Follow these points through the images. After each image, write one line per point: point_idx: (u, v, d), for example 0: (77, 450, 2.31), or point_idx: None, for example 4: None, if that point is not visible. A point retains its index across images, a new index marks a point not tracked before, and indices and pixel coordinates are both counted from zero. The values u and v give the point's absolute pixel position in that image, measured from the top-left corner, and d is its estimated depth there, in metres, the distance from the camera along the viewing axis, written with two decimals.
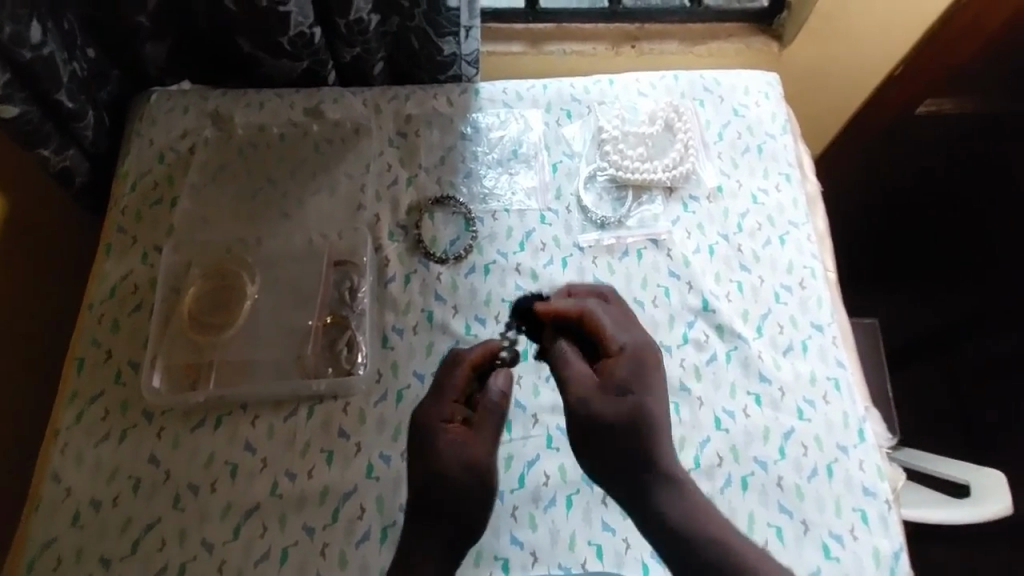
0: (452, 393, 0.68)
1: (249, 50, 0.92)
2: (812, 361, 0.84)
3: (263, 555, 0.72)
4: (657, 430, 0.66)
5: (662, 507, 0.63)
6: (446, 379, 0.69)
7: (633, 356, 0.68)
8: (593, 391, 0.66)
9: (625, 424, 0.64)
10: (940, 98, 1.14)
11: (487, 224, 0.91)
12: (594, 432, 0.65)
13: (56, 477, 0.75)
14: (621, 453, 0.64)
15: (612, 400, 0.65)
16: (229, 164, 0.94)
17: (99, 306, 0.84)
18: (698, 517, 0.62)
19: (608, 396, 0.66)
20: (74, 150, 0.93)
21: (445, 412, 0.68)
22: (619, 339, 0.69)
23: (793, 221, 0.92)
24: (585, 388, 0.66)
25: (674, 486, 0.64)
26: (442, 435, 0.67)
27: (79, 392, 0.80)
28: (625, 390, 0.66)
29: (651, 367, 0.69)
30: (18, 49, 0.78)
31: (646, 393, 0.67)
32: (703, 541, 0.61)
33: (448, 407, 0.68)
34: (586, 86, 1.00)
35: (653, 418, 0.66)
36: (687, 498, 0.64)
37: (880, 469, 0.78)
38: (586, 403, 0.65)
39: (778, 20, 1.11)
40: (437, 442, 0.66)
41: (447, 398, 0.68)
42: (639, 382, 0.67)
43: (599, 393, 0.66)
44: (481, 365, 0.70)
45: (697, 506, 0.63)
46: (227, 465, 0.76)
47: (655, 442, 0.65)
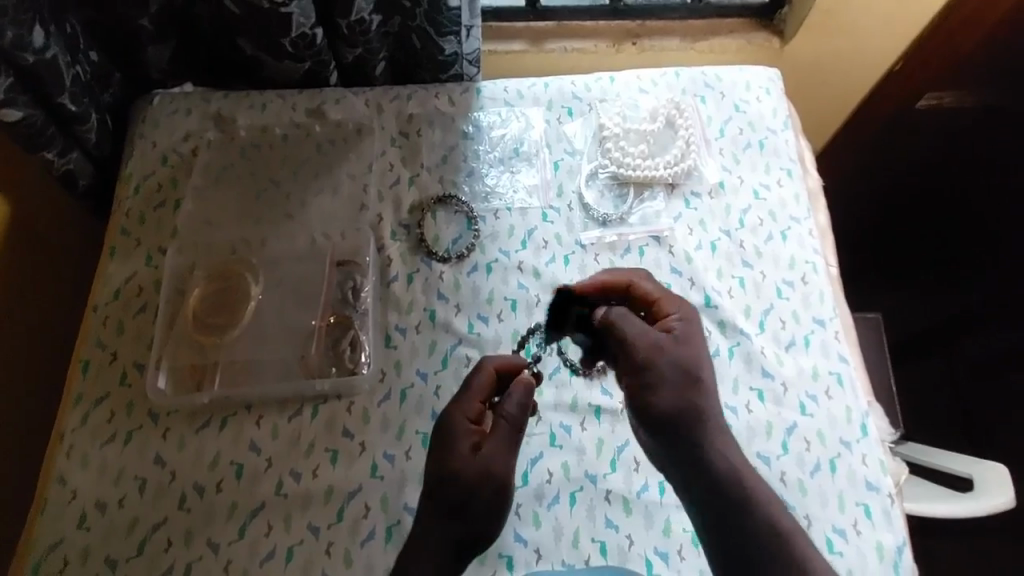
0: (478, 394, 0.69)
1: (251, 51, 0.92)
2: (815, 356, 0.84)
3: (269, 554, 0.73)
4: (710, 392, 0.65)
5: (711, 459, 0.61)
6: (469, 382, 0.71)
7: (685, 323, 0.70)
8: (654, 343, 0.66)
9: (680, 378, 0.64)
10: (938, 90, 1.13)
11: (489, 223, 0.91)
12: (649, 382, 0.63)
13: (63, 479, 0.76)
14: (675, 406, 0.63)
15: (670, 352, 0.65)
16: (232, 166, 0.94)
17: (104, 309, 0.85)
18: (749, 479, 0.60)
19: (665, 350, 0.65)
20: (77, 153, 0.93)
21: (470, 411, 0.69)
22: (674, 309, 0.71)
23: (795, 216, 0.92)
24: (643, 337, 0.65)
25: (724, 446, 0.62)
26: (467, 437, 0.66)
27: (84, 394, 0.80)
28: (681, 347, 0.67)
29: (702, 335, 0.70)
30: (21, 53, 0.78)
31: (701, 356, 0.67)
32: (753, 502, 0.58)
33: (474, 408, 0.69)
34: (587, 84, 1.00)
35: (707, 378, 0.65)
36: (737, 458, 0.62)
37: (883, 463, 0.78)
38: (645, 350, 0.65)
39: (779, 15, 1.11)
40: (460, 443, 0.66)
41: (472, 399, 0.69)
42: (693, 345, 0.68)
43: (659, 345, 0.65)
44: (503, 370, 0.73)
45: (747, 468, 0.61)
46: (232, 465, 0.77)
47: (708, 402, 0.64)
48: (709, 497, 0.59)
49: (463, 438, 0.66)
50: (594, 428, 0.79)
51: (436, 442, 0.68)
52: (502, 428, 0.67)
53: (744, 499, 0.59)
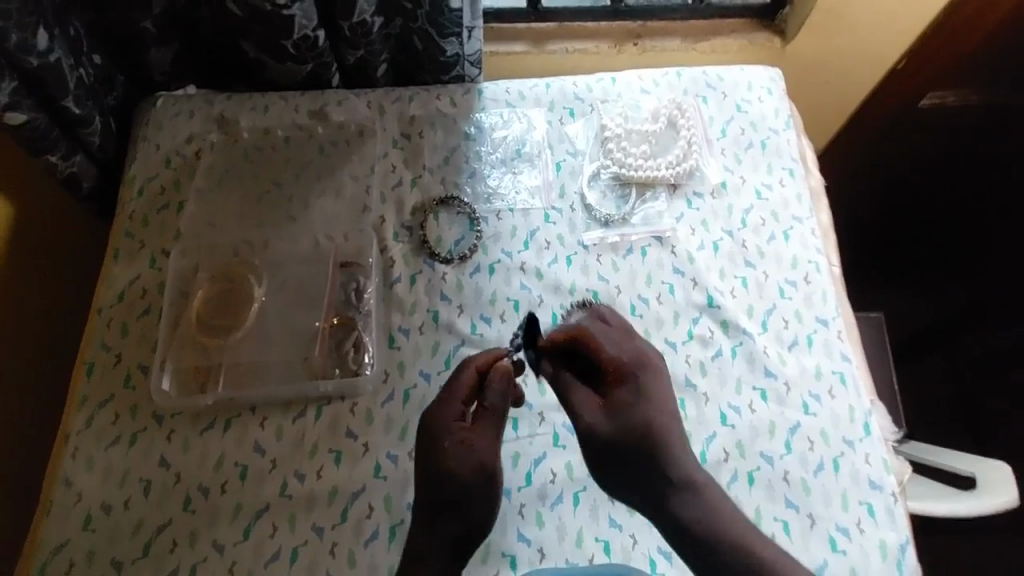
0: (461, 393, 0.68)
1: (254, 53, 0.93)
2: (818, 355, 0.84)
3: (273, 555, 0.73)
4: (670, 445, 0.67)
5: (677, 514, 0.64)
6: (452, 383, 0.69)
7: (633, 373, 0.70)
8: (600, 419, 0.68)
9: (636, 441, 0.66)
10: (941, 90, 1.13)
11: (492, 224, 0.91)
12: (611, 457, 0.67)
13: (67, 481, 0.76)
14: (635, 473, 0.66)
15: (615, 420, 0.67)
16: (234, 168, 0.94)
17: (108, 311, 0.85)
18: (719, 522, 0.63)
19: (613, 420, 0.68)
20: (81, 156, 0.93)
21: (451, 413, 0.68)
22: (620, 357, 0.71)
23: (797, 216, 0.92)
24: (590, 416, 0.68)
25: (690, 493, 0.65)
26: (451, 435, 0.67)
27: (88, 396, 0.80)
28: (626, 412, 0.68)
29: (648, 382, 0.70)
30: (26, 57, 0.79)
31: (651, 408, 0.68)
32: (726, 549, 0.62)
33: (456, 408, 0.68)
34: (589, 85, 1.00)
35: (660, 433, 0.67)
36: (705, 504, 0.64)
37: (886, 462, 0.78)
38: (596, 432, 0.67)
39: (781, 14, 1.11)
40: (446, 441, 0.66)
41: (456, 399, 0.68)
42: (642, 400, 0.69)
43: (603, 419, 0.68)
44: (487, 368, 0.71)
45: (719, 509, 0.64)
46: (236, 467, 0.77)
47: (667, 458, 0.66)
48: (689, 550, 0.64)
49: (448, 435, 0.67)
50: None
51: (424, 441, 0.68)
52: (488, 419, 0.68)
53: (717, 547, 0.62)
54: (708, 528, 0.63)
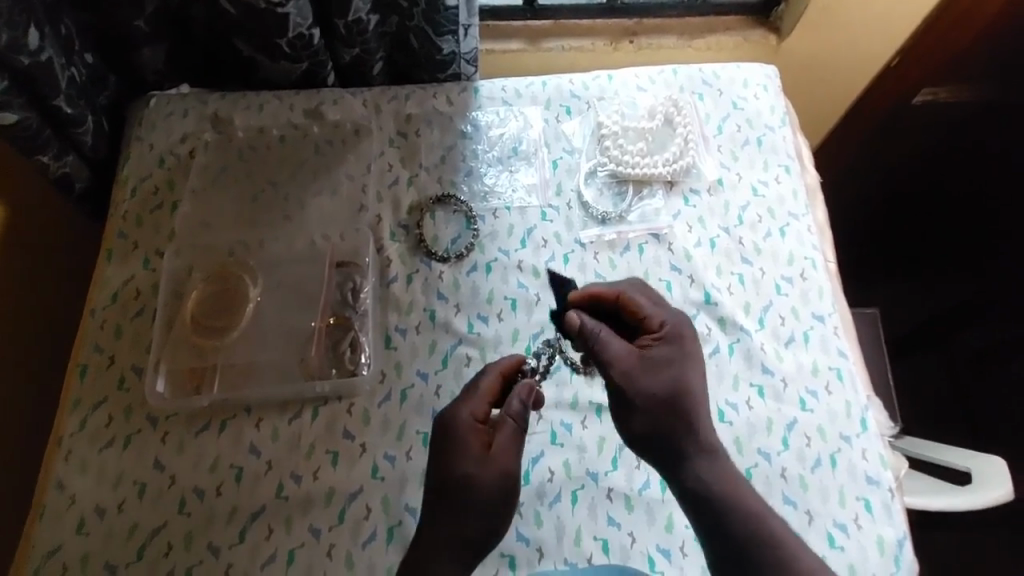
0: (485, 396, 0.68)
1: (248, 52, 0.92)
2: (815, 351, 0.84)
3: (270, 557, 0.72)
4: (699, 404, 0.67)
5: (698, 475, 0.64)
6: (474, 385, 0.69)
7: (671, 331, 0.70)
8: (635, 370, 0.66)
9: (665, 398, 0.65)
10: (933, 86, 1.14)
11: (488, 222, 0.91)
12: (633, 409, 0.66)
13: (61, 484, 0.75)
14: (662, 425, 0.65)
15: (653, 373, 0.66)
16: (228, 168, 0.94)
17: (101, 312, 0.85)
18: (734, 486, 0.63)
19: (647, 368, 0.67)
20: (73, 157, 0.93)
21: (478, 411, 0.67)
22: (659, 317, 0.71)
23: (793, 213, 0.92)
24: (625, 363, 0.66)
25: (711, 457, 0.65)
26: (475, 438, 0.66)
27: (82, 399, 0.80)
28: (665, 368, 0.67)
29: (691, 342, 0.70)
30: (17, 56, 0.78)
31: (689, 366, 0.68)
32: (740, 513, 0.61)
33: (481, 408, 0.68)
34: (585, 83, 1.00)
35: (695, 392, 0.67)
36: (725, 470, 0.64)
37: (883, 458, 0.78)
38: (628, 384, 0.66)
39: (776, 12, 1.11)
40: (472, 443, 0.65)
41: (480, 400, 0.68)
42: (679, 359, 0.68)
43: (639, 370, 0.66)
44: (510, 372, 0.71)
45: (733, 478, 0.64)
46: (232, 468, 0.76)
47: (696, 417, 0.66)
48: (700, 509, 0.63)
49: (472, 439, 0.66)
50: (595, 427, 0.79)
51: (439, 441, 0.67)
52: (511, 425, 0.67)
53: (725, 504, 0.62)
54: (726, 492, 0.62)
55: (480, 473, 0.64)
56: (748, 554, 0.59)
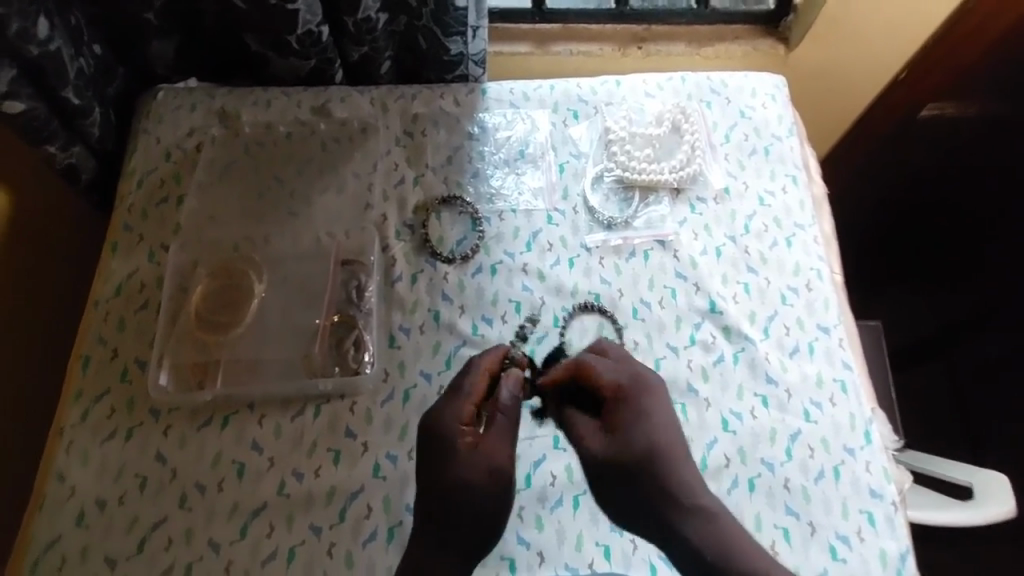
0: (473, 397, 0.67)
1: (258, 48, 0.92)
2: (819, 363, 0.84)
3: (270, 554, 0.72)
4: (675, 458, 0.65)
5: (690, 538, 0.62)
6: (461, 384, 0.68)
7: (630, 392, 0.68)
8: (601, 445, 0.66)
9: (639, 469, 0.64)
10: (941, 99, 1.14)
11: (494, 224, 0.91)
12: (613, 488, 0.65)
13: (61, 476, 0.75)
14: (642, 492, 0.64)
15: (619, 442, 0.65)
16: (235, 163, 0.93)
17: (105, 304, 0.84)
18: (730, 545, 0.61)
19: (615, 443, 0.65)
20: (80, 147, 0.92)
21: (464, 414, 0.66)
22: (615, 379, 0.69)
23: (798, 223, 0.92)
24: (591, 441, 0.67)
25: (701, 518, 0.63)
26: (463, 440, 0.65)
27: (84, 390, 0.79)
28: (628, 435, 0.65)
29: (650, 394, 0.68)
30: (26, 45, 0.78)
31: (652, 425, 0.66)
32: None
33: (466, 411, 0.66)
34: (593, 87, 1.00)
35: (664, 449, 0.65)
36: (715, 528, 0.62)
37: (886, 471, 0.78)
38: (598, 462, 0.66)
39: (785, 22, 1.12)
40: (456, 447, 0.64)
41: (467, 402, 0.67)
42: (644, 416, 0.67)
43: (606, 440, 0.66)
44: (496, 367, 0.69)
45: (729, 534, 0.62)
46: (234, 464, 0.76)
47: (674, 475, 0.64)
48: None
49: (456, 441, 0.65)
50: None
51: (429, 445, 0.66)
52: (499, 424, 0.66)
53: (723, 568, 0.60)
54: (719, 553, 0.61)
55: (470, 475, 0.63)
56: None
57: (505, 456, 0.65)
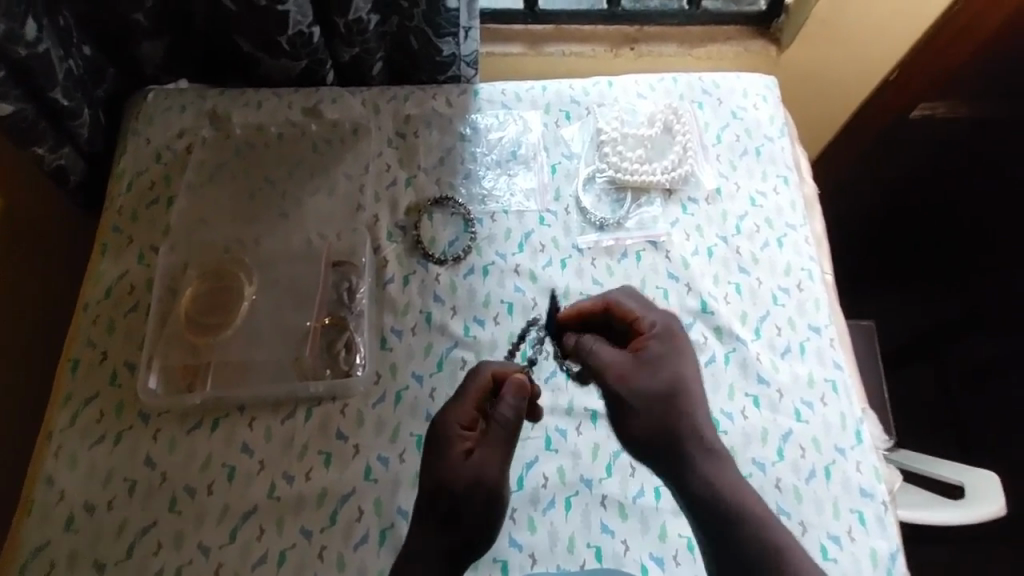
0: (473, 399, 0.68)
1: (248, 49, 0.92)
2: (810, 363, 0.84)
3: (260, 557, 0.72)
4: (697, 400, 0.65)
5: (700, 475, 0.62)
6: (464, 389, 0.68)
7: (664, 330, 0.70)
8: (628, 370, 0.66)
9: (662, 398, 0.64)
10: (932, 100, 1.14)
11: (486, 225, 0.91)
12: (631, 415, 0.65)
13: (50, 480, 0.74)
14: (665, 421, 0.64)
15: (645, 374, 0.66)
16: (226, 165, 0.93)
17: (95, 306, 0.83)
18: (739, 495, 0.61)
19: (642, 371, 0.66)
20: (69, 149, 0.92)
21: (463, 417, 0.66)
22: (650, 319, 0.71)
23: (790, 223, 0.92)
24: (617, 365, 0.67)
25: (714, 462, 0.63)
26: (458, 444, 0.65)
27: (73, 393, 0.79)
28: (656, 364, 0.67)
29: (683, 340, 0.70)
30: (13, 47, 0.77)
31: (682, 363, 0.67)
32: (746, 522, 0.59)
33: (466, 414, 0.67)
34: (585, 88, 1.00)
35: (688, 385, 0.66)
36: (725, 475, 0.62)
37: (877, 470, 0.78)
38: (619, 383, 0.66)
39: (776, 23, 1.12)
40: (450, 450, 0.64)
41: (467, 404, 0.67)
42: (673, 354, 0.68)
43: (631, 371, 0.66)
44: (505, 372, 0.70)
45: (738, 483, 0.62)
46: (224, 467, 0.76)
47: (695, 416, 0.64)
48: (704, 520, 0.60)
49: (454, 443, 0.65)
50: (590, 433, 0.78)
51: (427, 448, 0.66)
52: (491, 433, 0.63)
53: (728, 513, 0.59)
54: (725, 496, 0.60)
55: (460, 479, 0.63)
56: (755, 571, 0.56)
57: (496, 461, 0.64)
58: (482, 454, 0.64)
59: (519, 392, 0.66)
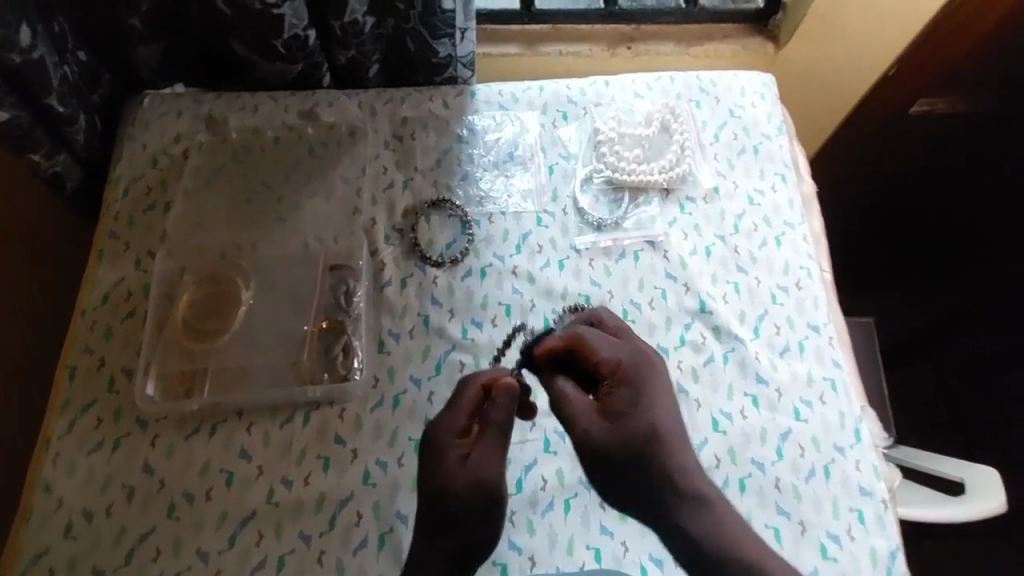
0: (466, 407, 0.67)
1: (243, 52, 0.91)
2: (809, 362, 0.83)
3: (259, 563, 0.72)
4: (674, 445, 0.64)
5: (685, 525, 0.62)
6: (456, 399, 0.67)
7: (628, 373, 0.67)
8: (597, 425, 0.64)
9: (636, 453, 0.63)
10: (932, 96, 1.14)
11: (483, 227, 0.91)
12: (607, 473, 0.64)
13: (49, 487, 0.74)
14: (644, 478, 0.63)
15: (615, 427, 0.64)
16: (222, 169, 0.93)
17: (92, 313, 0.84)
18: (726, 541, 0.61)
19: (610, 425, 0.64)
20: (65, 155, 0.92)
21: (455, 426, 0.66)
22: (614, 359, 0.68)
23: (788, 222, 0.92)
24: (585, 416, 0.65)
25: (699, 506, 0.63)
26: (452, 451, 0.65)
27: (71, 400, 0.79)
28: (623, 415, 0.65)
29: (649, 380, 0.67)
30: (8, 54, 0.77)
31: (653, 409, 0.65)
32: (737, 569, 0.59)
33: (459, 422, 0.66)
34: (582, 88, 1.00)
35: (664, 433, 0.64)
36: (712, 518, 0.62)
37: (876, 469, 0.78)
38: (591, 441, 0.64)
39: (774, 20, 1.12)
40: (444, 457, 0.64)
41: (460, 413, 0.66)
42: (641, 400, 0.66)
43: (601, 424, 0.64)
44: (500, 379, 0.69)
45: (726, 526, 0.62)
46: (222, 472, 0.76)
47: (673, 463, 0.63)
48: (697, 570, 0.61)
49: (450, 451, 0.65)
50: None
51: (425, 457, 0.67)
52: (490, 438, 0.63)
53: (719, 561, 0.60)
54: (713, 544, 0.61)
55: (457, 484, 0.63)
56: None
57: (493, 466, 0.64)
58: (479, 456, 0.63)
59: (508, 392, 0.63)
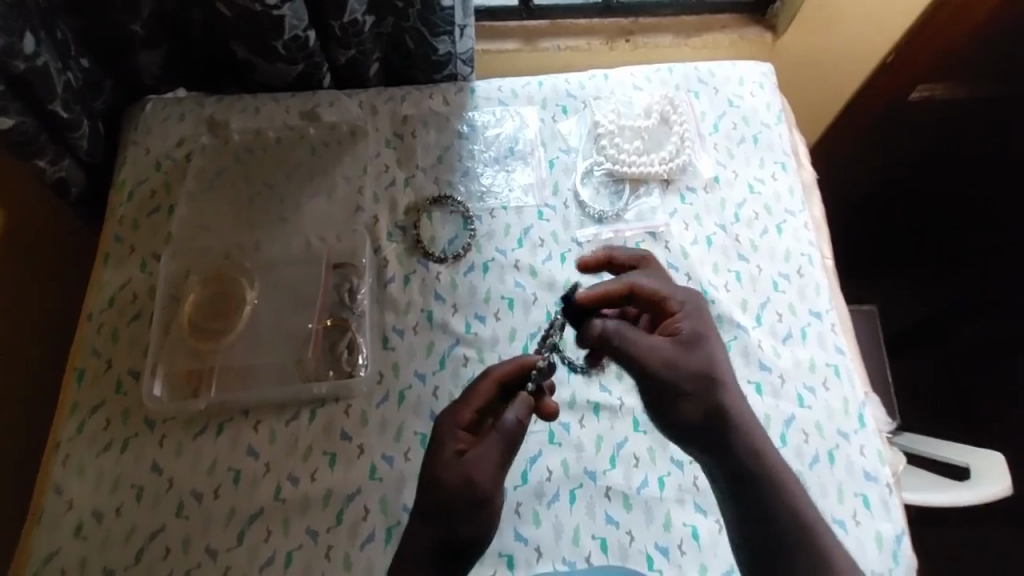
0: (474, 402, 0.67)
1: (244, 54, 0.92)
2: (812, 348, 0.84)
3: (268, 559, 0.73)
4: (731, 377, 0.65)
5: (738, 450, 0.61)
6: (470, 391, 0.68)
7: (689, 311, 0.69)
8: (669, 350, 0.64)
9: (702, 379, 0.63)
10: (930, 82, 1.12)
11: (485, 222, 0.91)
12: (668, 390, 0.63)
13: (59, 488, 0.75)
14: (704, 401, 0.62)
15: (687, 353, 0.64)
16: (225, 171, 0.94)
17: (99, 316, 0.85)
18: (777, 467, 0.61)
19: (681, 352, 0.64)
20: (69, 161, 0.93)
21: (461, 419, 0.66)
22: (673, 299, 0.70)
23: (790, 210, 0.92)
24: (657, 345, 0.64)
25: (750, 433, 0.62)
26: (451, 444, 0.64)
27: (79, 403, 0.80)
28: (695, 345, 0.65)
29: (707, 318, 0.69)
30: (12, 61, 0.78)
31: (714, 344, 0.66)
32: (782, 496, 0.59)
33: (465, 416, 0.66)
34: (581, 82, 1.00)
35: (724, 365, 0.65)
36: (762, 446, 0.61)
37: (880, 454, 0.79)
38: (660, 364, 0.63)
39: (772, 9, 1.14)
40: (443, 447, 0.64)
41: (467, 407, 0.67)
42: (704, 334, 0.67)
43: (675, 350, 0.64)
44: (510, 381, 0.69)
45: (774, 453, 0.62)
46: (230, 471, 0.77)
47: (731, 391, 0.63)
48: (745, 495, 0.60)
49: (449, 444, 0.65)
50: (593, 425, 0.79)
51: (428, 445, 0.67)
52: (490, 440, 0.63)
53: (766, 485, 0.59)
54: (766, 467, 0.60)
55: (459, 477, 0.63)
56: (785, 541, 0.57)
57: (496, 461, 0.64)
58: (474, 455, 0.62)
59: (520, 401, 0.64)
